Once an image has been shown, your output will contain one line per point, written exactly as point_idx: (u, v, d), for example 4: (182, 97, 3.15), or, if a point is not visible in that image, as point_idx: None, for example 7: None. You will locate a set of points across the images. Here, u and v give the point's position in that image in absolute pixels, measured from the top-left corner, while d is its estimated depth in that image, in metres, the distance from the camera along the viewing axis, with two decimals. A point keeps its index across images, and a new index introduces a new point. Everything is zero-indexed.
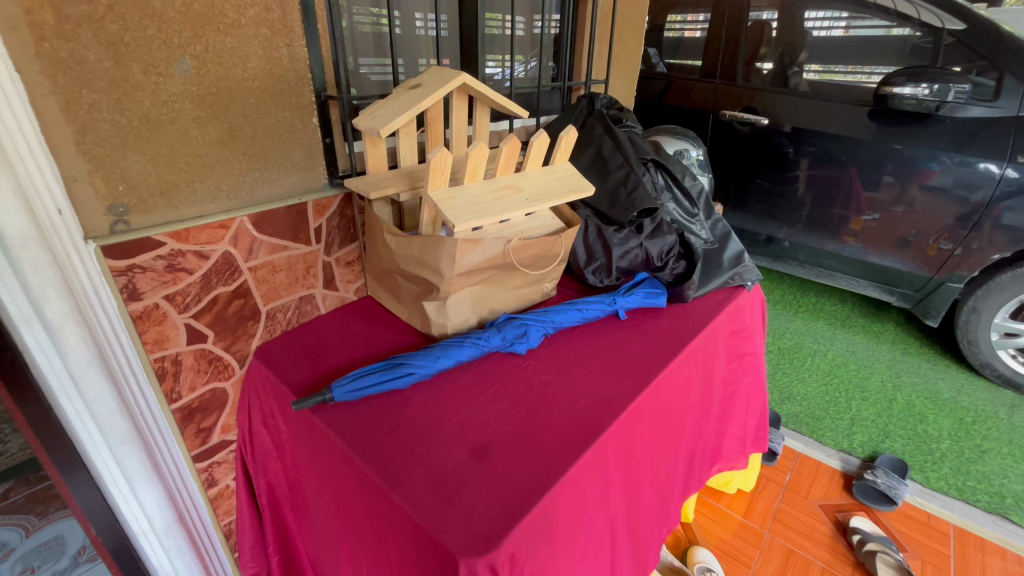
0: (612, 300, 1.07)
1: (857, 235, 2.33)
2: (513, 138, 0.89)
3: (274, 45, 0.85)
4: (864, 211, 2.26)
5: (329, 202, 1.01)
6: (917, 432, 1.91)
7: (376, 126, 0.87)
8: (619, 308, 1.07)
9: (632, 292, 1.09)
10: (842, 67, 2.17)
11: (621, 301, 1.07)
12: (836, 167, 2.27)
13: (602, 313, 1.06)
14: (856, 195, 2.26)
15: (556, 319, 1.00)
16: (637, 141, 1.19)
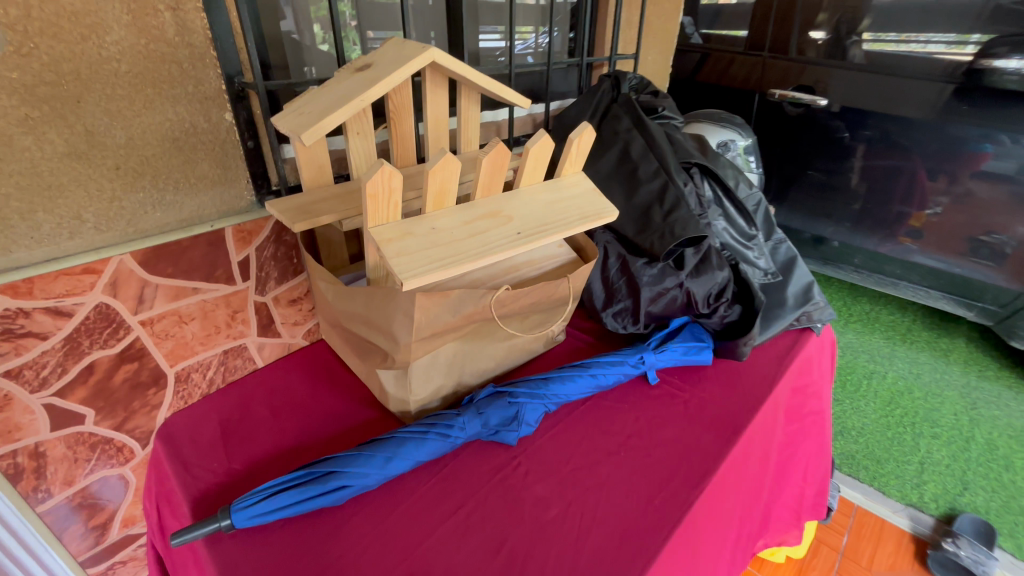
0: (640, 359, 0.78)
1: (918, 235, 1.87)
2: (500, 143, 0.60)
3: (148, 8, 0.59)
4: (929, 204, 1.80)
5: (259, 226, 0.76)
6: (1002, 483, 1.59)
7: (298, 128, 0.60)
8: (649, 370, 0.79)
9: (667, 347, 0.81)
10: (896, 34, 1.66)
11: (652, 360, 0.79)
12: (896, 154, 1.81)
13: (626, 377, 0.78)
14: (919, 188, 1.80)
15: (561, 391, 0.72)
16: (677, 138, 0.89)
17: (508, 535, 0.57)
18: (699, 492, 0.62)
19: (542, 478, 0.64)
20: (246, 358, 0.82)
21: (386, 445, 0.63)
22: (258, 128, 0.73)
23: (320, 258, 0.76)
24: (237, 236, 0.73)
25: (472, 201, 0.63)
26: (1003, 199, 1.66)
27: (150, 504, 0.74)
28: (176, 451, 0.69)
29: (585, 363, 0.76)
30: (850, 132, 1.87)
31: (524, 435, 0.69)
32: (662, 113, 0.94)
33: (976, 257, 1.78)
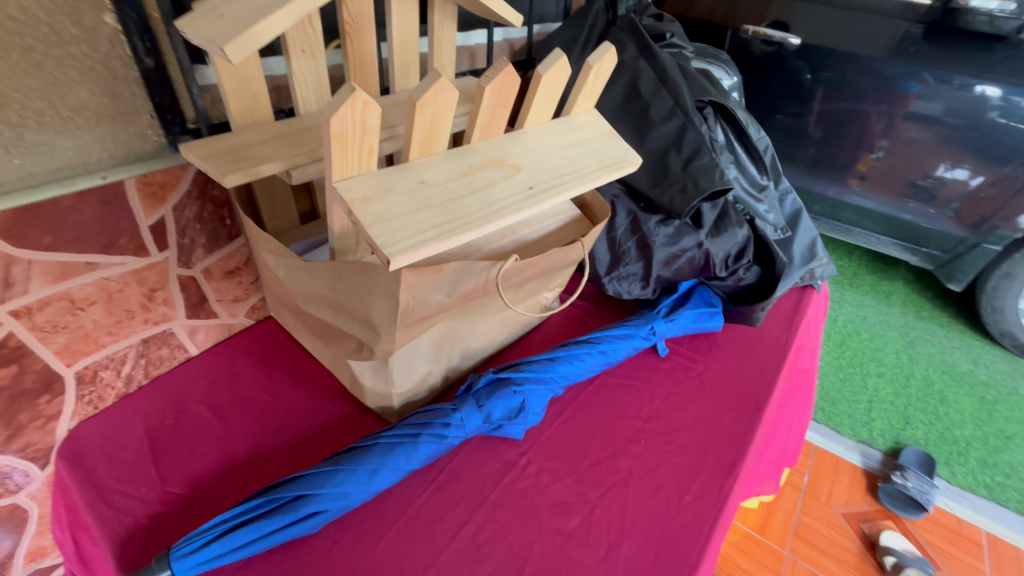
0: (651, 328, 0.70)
1: (864, 178, 1.69)
2: (508, 65, 0.45)
3: None
4: (875, 147, 1.62)
5: (174, 177, 0.57)
6: (938, 415, 1.69)
7: (213, 35, 0.41)
8: (661, 339, 0.71)
9: (678, 314, 0.73)
10: None
11: (664, 329, 0.71)
12: (850, 99, 1.58)
13: (636, 350, 0.69)
14: (870, 135, 1.60)
15: (569, 371, 0.62)
16: (689, 70, 0.76)
17: (529, 552, 0.49)
18: (732, 482, 0.56)
19: (557, 478, 0.55)
20: (174, 346, 0.65)
21: (368, 455, 0.50)
22: (159, 38, 0.52)
23: (260, 219, 0.59)
24: (142, 192, 0.55)
25: (466, 145, 0.49)
26: (928, 139, 1.54)
27: (60, 532, 0.59)
28: (88, 474, 0.54)
29: (594, 336, 0.66)
30: (813, 72, 1.59)
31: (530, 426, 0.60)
32: (670, 39, 0.79)
33: (916, 200, 1.66)
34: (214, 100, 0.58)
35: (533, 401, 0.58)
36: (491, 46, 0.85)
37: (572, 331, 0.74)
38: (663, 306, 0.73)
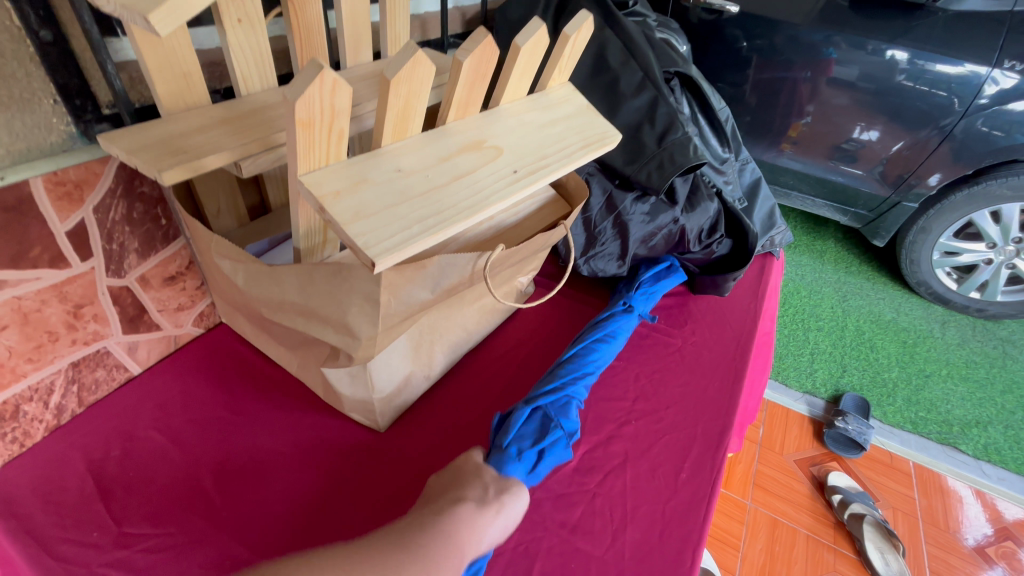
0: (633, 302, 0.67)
1: (796, 142, 1.77)
2: (487, 36, 0.40)
3: None
4: (804, 113, 1.69)
5: (93, 174, 0.48)
6: (869, 361, 1.85)
7: (128, 5, 0.34)
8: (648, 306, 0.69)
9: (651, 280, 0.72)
10: None
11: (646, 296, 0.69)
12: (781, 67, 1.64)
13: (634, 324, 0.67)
14: (799, 100, 1.67)
15: (583, 368, 0.57)
16: (654, 40, 0.73)
17: (536, 549, 0.48)
18: (722, 454, 0.57)
19: (555, 469, 0.54)
20: (111, 366, 0.57)
21: None
22: (55, 7, 0.43)
23: (205, 217, 0.53)
24: (54, 193, 0.46)
25: (441, 126, 0.45)
26: (849, 105, 1.63)
27: None
28: (21, 522, 0.46)
29: (588, 331, 0.62)
30: (748, 41, 1.64)
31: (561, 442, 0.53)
32: (632, 8, 0.77)
33: (842, 162, 1.76)
34: (133, 80, 0.51)
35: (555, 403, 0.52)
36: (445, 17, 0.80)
37: (551, 316, 0.73)
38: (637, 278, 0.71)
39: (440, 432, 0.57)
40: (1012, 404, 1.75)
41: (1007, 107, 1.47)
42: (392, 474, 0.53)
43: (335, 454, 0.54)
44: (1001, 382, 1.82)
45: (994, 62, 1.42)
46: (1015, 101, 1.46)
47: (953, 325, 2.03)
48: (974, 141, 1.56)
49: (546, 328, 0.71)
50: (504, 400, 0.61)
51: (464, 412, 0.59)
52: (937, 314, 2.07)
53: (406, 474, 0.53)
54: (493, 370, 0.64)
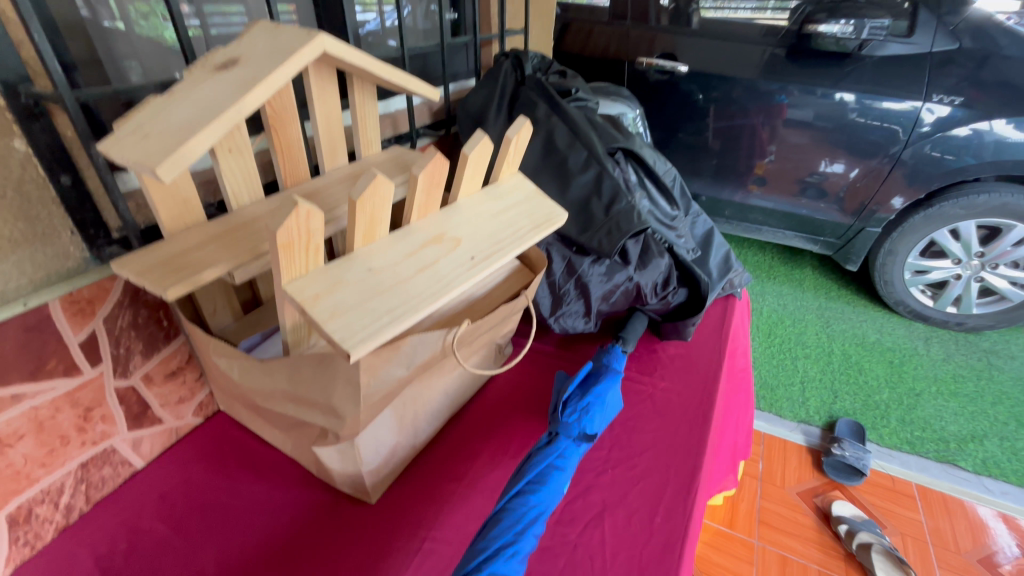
0: (562, 432, 0.58)
1: (761, 182, 2.11)
2: (437, 152, 0.49)
3: None
4: (767, 151, 2.04)
5: (103, 290, 0.55)
6: (860, 385, 1.88)
7: (138, 160, 0.41)
8: (588, 422, 0.59)
9: (583, 389, 0.63)
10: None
11: (582, 413, 0.59)
12: (740, 114, 2.01)
13: (575, 454, 0.58)
14: (759, 146, 2.04)
15: (507, 541, 0.48)
16: (596, 121, 0.84)
17: None
18: (694, 494, 0.61)
19: None
20: (118, 463, 0.61)
21: None
22: (74, 157, 0.52)
23: (203, 318, 0.59)
24: (71, 309, 0.52)
25: (406, 225, 0.52)
26: (808, 142, 1.96)
27: None
28: None
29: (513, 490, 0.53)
30: (704, 94, 2.04)
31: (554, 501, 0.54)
32: (575, 94, 0.87)
33: (806, 196, 2.07)
34: (139, 206, 0.59)
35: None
36: (412, 113, 0.90)
37: (529, 375, 0.78)
38: (565, 395, 0.62)
39: (428, 499, 0.60)
40: (1004, 415, 1.77)
41: (951, 132, 1.74)
42: (382, 547, 0.56)
43: (327, 531, 0.57)
44: (990, 393, 1.85)
45: (923, 94, 1.73)
46: (956, 127, 1.73)
47: (937, 341, 2.08)
48: (928, 166, 1.82)
49: (523, 387, 0.75)
50: (487, 462, 0.65)
51: (450, 477, 0.63)
52: (919, 331, 2.12)
53: (395, 544, 0.56)
54: (473, 432, 0.69)
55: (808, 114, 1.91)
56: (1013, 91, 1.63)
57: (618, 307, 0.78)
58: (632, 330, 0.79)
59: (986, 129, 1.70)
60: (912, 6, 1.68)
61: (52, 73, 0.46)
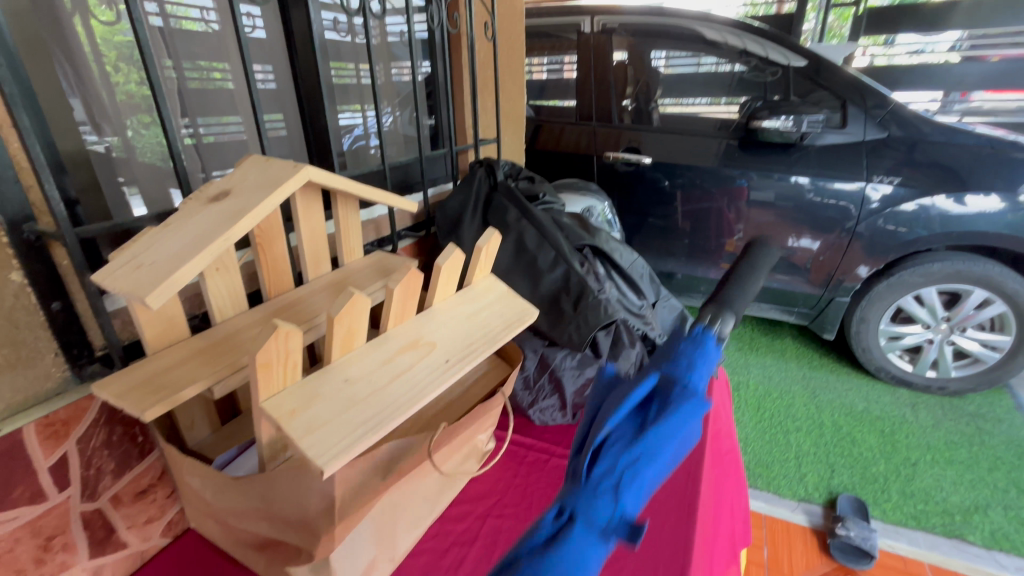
0: (575, 516, 0.32)
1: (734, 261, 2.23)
2: (411, 268, 0.53)
3: None
4: (736, 230, 2.16)
5: (80, 409, 0.55)
6: (854, 457, 1.85)
7: (129, 290, 0.44)
8: (619, 517, 0.31)
9: (625, 446, 0.32)
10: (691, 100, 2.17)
11: (603, 497, 0.31)
12: (705, 197, 2.16)
13: (596, 563, 0.31)
14: (726, 226, 2.17)
15: None
16: (564, 223, 0.92)
17: None
18: None
19: None
20: None
21: None
22: (66, 283, 0.55)
23: (179, 431, 0.59)
24: (43, 433, 0.53)
25: (382, 333, 0.54)
26: (778, 219, 2.08)
27: None
28: None
29: None
30: (669, 180, 2.21)
31: None
32: (543, 198, 0.96)
33: (778, 269, 2.17)
34: (124, 323, 0.61)
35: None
36: (393, 218, 0.97)
37: (512, 472, 0.77)
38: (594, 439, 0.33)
39: None
40: (1003, 482, 1.73)
41: (898, 206, 1.90)
42: None
43: None
44: (985, 459, 1.82)
45: (866, 175, 1.91)
46: (902, 202, 1.88)
47: (924, 407, 2.07)
48: (885, 237, 1.95)
49: (507, 487, 0.74)
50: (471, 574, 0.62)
51: None
52: (905, 397, 2.12)
53: None
54: (449, 549, 0.65)
55: (769, 195, 2.06)
56: (942, 170, 1.82)
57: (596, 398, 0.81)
58: (740, 289, 0.40)
59: (930, 204, 1.86)
60: (840, 104, 1.97)
61: (54, 213, 0.50)
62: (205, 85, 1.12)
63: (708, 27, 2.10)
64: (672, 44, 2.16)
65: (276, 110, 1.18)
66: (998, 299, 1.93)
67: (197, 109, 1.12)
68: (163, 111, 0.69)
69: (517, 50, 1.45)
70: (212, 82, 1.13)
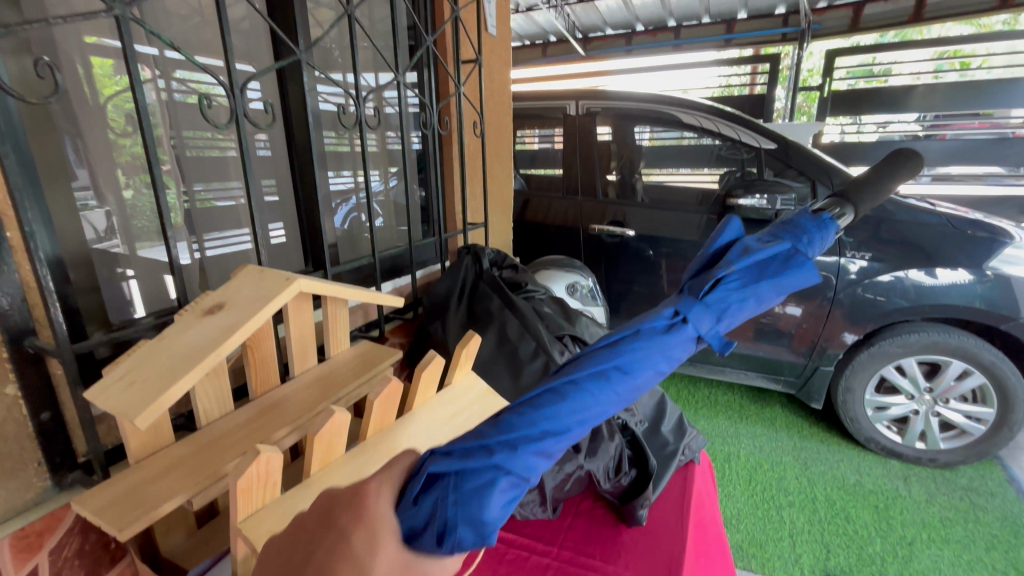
0: (691, 316, 0.51)
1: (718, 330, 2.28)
2: (391, 377, 0.57)
3: None
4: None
5: (55, 519, 0.56)
6: (850, 535, 1.77)
7: (122, 410, 0.47)
8: (720, 323, 0.52)
9: (745, 279, 0.54)
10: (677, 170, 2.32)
11: (719, 309, 0.52)
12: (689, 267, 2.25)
13: (687, 348, 0.52)
14: None
15: (579, 393, 0.45)
16: (545, 312, 0.97)
17: None
18: None
19: None
20: None
21: None
22: (56, 394, 0.57)
23: (154, 539, 0.58)
24: (17, 546, 0.53)
25: (363, 441, 0.56)
26: None
27: None
28: None
29: (607, 350, 0.50)
30: (653, 250, 2.30)
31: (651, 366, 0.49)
32: (526, 287, 1.03)
33: (765, 335, 2.20)
34: (107, 426, 0.62)
35: (475, 481, 0.36)
36: (382, 305, 1.01)
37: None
38: (726, 270, 0.53)
39: None
40: (1003, 563, 1.66)
41: (876, 278, 1.97)
42: None
43: None
44: (982, 538, 1.75)
45: (838, 249, 2.01)
46: (879, 275, 1.96)
47: (915, 479, 2.02)
48: (864, 306, 2.00)
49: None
50: None
51: None
52: (897, 470, 2.07)
53: None
54: None
55: None
56: (911, 247, 1.92)
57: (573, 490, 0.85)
58: (869, 193, 0.65)
59: (904, 275, 1.93)
60: (810, 183, 2.09)
61: (56, 333, 0.54)
62: (204, 151, 1.09)
63: (684, 112, 2.27)
64: (653, 121, 2.32)
65: (271, 175, 1.18)
66: (976, 370, 1.96)
67: (195, 174, 1.09)
68: (168, 221, 0.75)
69: (506, 139, 1.59)
70: (212, 148, 1.11)
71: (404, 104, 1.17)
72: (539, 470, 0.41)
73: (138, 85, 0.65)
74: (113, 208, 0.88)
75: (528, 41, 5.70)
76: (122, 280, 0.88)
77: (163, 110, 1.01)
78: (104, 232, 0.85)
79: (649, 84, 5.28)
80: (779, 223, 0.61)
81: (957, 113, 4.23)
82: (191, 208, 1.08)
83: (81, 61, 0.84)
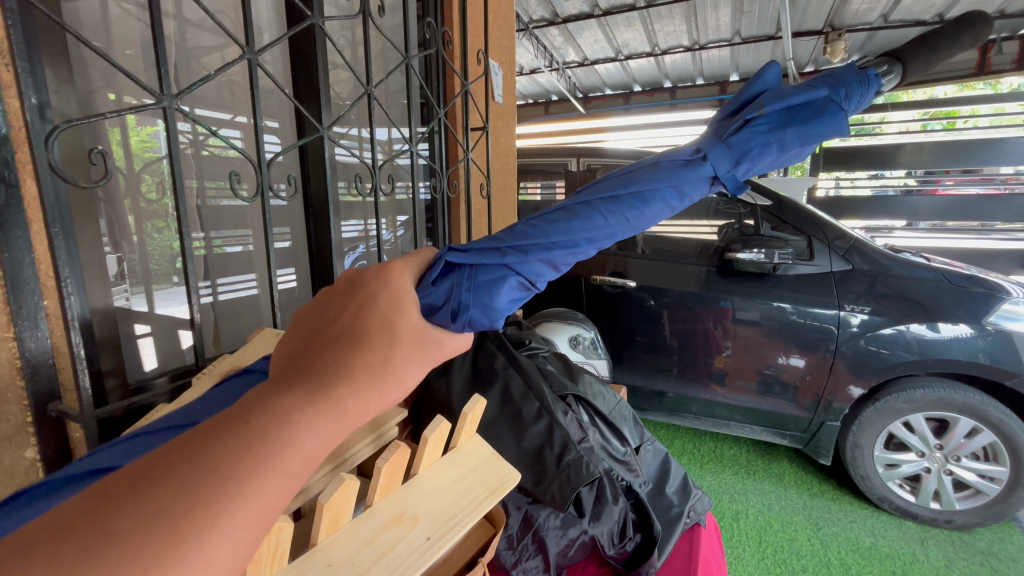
0: (711, 155, 0.52)
1: (721, 382, 2.27)
2: (399, 444, 0.57)
3: None
4: (723, 348, 2.23)
5: None
6: None
7: None
8: (736, 170, 0.52)
9: (774, 124, 0.53)
10: (677, 226, 2.35)
11: (741, 150, 0.52)
12: (690, 317, 2.27)
13: (697, 192, 0.53)
14: (713, 346, 2.25)
15: (546, 245, 0.49)
16: (548, 371, 0.98)
17: None
18: None
19: None
20: None
21: None
22: None
23: None
24: None
25: (368, 507, 0.56)
26: (763, 340, 2.15)
27: None
28: None
29: (609, 188, 0.52)
30: (654, 300, 2.33)
31: (628, 223, 0.52)
32: (529, 344, 1.06)
33: (770, 386, 2.18)
34: None
35: (488, 276, 0.48)
36: None
37: None
38: (756, 113, 0.53)
39: None
40: None
41: (877, 331, 1.97)
42: None
43: None
44: None
45: (838, 301, 2.03)
46: (880, 328, 1.97)
47: (934, 543, 1.94)
48: (867, 359, 2.00)
49: None
50: None
51: None
52: (913, 532, 2.00)
53: None
54: None
55: (752, 315, 2.16)
56: (910, 302, 1.94)
57: (565, 531, 0.81)
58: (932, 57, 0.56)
59: (905, 329, 1.94)
60: (806, 239, 2.15)
61: (83, 400, 0.68)
62: (224, 202, 1.14)
63: None
64: None
65: (285, 224, 1.21)
66: (986, 428, 1.93)
67: (212, 223, 1.13)
68: (193, 278, 0.81)
69: (508, 200, 1.70)
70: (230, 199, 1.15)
71: (416, 167, 1.23)
72: (543, 277, 0.50)
73: (177, 151, 0.72)
74: (128, 255, 0.89)
75: (531, 99, 6.02)
76: (135, 338, 0.90)
77: (188, 164, 1.06)
78: (116, 279, 0.86)
79: (647, 139, 5.51)
80: (825, 73, 0.56)
81: (945, 169, 4.42)
82: (207, 257, 1.12)
83: (118, 124, 0.88)
